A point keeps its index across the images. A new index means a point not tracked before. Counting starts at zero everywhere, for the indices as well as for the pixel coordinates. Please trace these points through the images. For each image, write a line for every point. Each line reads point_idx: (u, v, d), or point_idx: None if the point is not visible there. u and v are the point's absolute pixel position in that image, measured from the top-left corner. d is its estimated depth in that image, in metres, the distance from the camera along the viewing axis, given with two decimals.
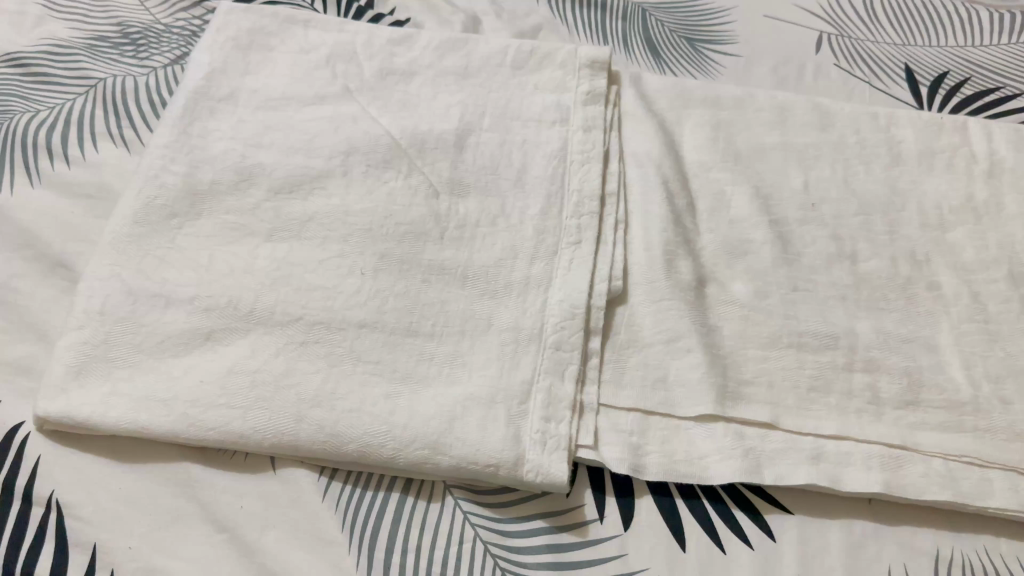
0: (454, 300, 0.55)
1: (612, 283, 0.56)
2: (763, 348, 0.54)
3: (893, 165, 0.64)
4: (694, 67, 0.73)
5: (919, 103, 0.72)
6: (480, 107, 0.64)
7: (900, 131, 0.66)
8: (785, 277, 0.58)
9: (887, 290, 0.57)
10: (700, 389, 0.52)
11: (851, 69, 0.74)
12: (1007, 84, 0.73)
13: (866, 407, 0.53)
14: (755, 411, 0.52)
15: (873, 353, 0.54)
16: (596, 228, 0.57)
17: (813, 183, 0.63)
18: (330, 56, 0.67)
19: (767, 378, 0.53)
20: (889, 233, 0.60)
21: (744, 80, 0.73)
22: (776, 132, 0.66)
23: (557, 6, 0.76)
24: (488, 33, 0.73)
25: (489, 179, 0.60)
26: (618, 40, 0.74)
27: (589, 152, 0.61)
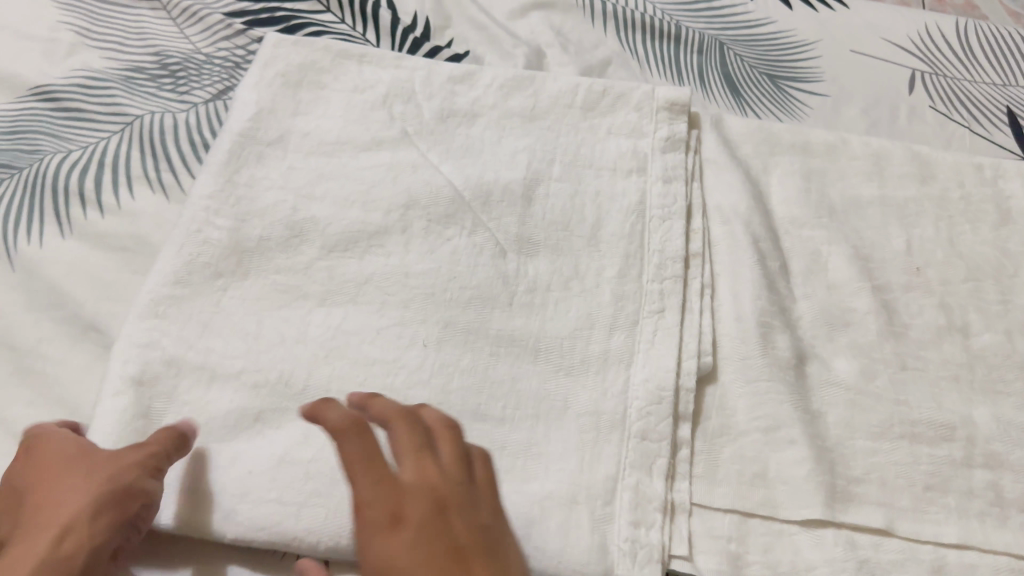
0: (525, 377, 0.49)
1: (701, 359, 0.49)
2: (873, 439, 0.47)
3: (1001, 224, 0.56)
4: (778, 109, 0.67)
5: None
6: (548, 154, 0.58)
7: (1007, 183, 0.57)
8: (891, 354, 0.50)
9: (1005, 369, 0.50)
10: (807, 488, 0.45)
11: (948, 112, 0.66)
12: None
13: (989, 509, 0.45)
14: (868, 515, 0.45)
15: (994, 446, 0.47)
16: (680, 293, 0.51)
17: (916, 245, 0.54)
18: (387, 95, 0.60)
19: (880, 475, 0.46)
20: (1002, 301, 0.52)
21: (834, 124, 0.66)
22: (874, 184, 0.57)
23: (628, 39, 0.70)
24: (555, 70, 0.67)
25: (559, 237, 0.54)
26: (694, 77, 0.68)
27: (670, 206, 0.55)
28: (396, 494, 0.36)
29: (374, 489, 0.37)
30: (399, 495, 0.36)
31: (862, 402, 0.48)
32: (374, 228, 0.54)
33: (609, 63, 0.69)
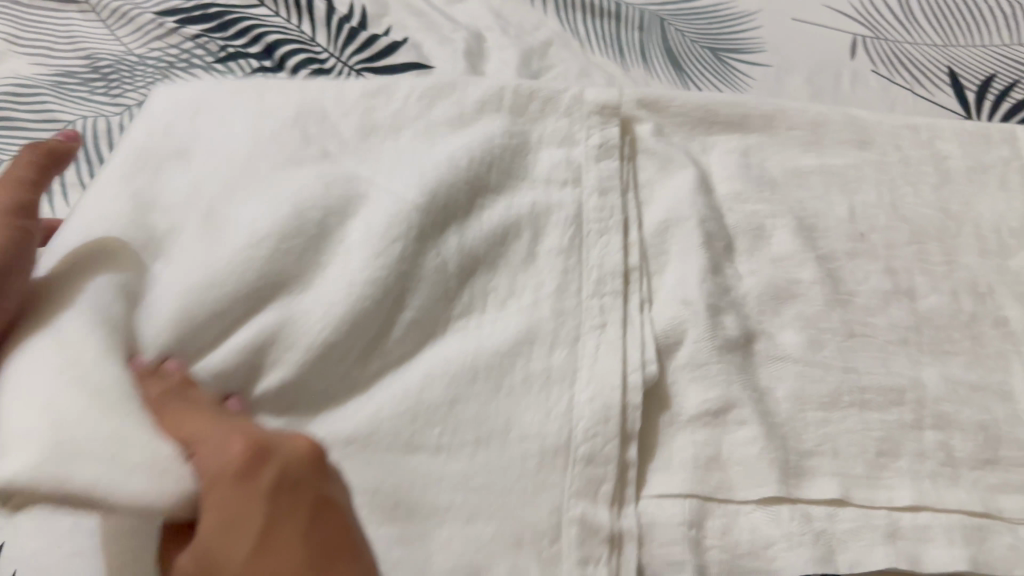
0: (465, 405, 0.39)
1: (646, 371, 0.41)
2: (824, 410, 0.41)
3: (939, 186, 0.50)
4: (720, 81, 0.66)
5: (966, 113, 0.63)
6: (491, 156, 0.46)
7: (945, 144, 0.51)
8: (839, 321, 0.44)
9: (952, 329, 0.45)
10: (760, 468, 0.39)
11: (889, 75, 0.65)
12: None
13: (941, 470, 0.40)
14: (822, 484, 0.39)
15: (943, 408, 0.42)
16: (623, 310, 0.42)
17: (859, 211, 0.49)
18: (298, 114, 0.47)
19: (832, 445, 0.41)
20: (947, 262, 0.47)
21: (777, 93, 0.65)
22: (812, 154, 0.51)
23: (568, 18, 0.69)
24: (493, 57, 0.65)
25: (498, 253, 0.44)
26: (635, 53, 0.67)
27: (608, 220, 0.45)
28: (251, 454, 0.36)
29: (166, 476, 0.35)
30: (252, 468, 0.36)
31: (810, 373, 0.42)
32: (305, 229, 0.42)
33: (551, 44, 0.67)
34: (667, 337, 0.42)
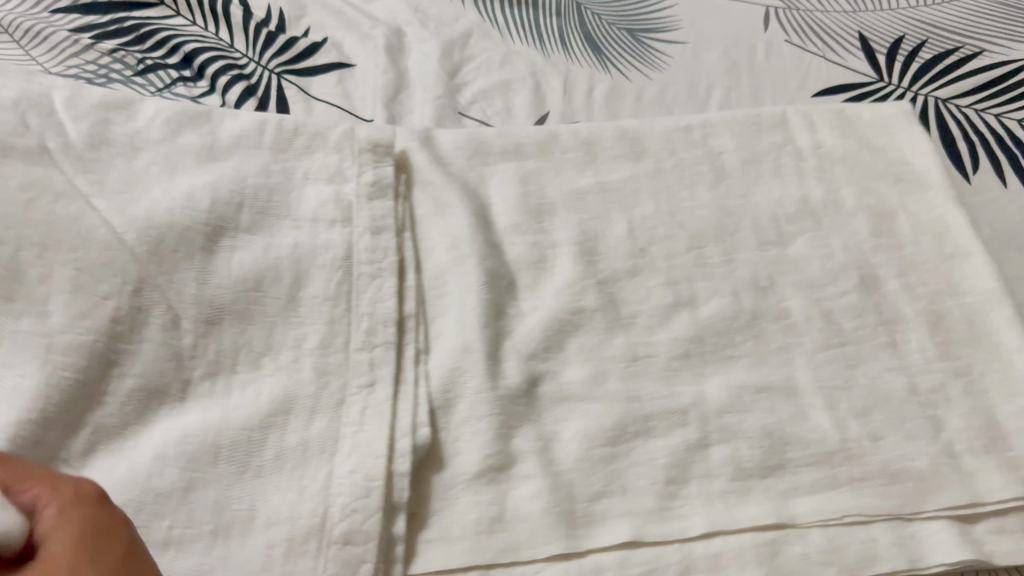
0: (200, 493, 0.37)
1: (419, 434, 0.40)
2: (611, 447, 0.41)
3: (716, 182, 0.52)
4: (639, 63, 0.61)
5: (879, 74, 0.60)
6: (241, 195, 0.46)
7: (717, 140, 0.53)
8: (622, 347, 0.45)
9: (735, 333, 0.46)
10: (546, 523, 0.39)
11: (803, 44, 0.62)
12: (965, 43, 0.62)
13: (730, 488, 0.41)
14: (612, 529, 0.39)
15: (726, 419, 0.43)
16: (395, 363, 0.42)
17: (637, 226, 0.50)
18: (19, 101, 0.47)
19: (620, 483, 0.40)
20: (725, 260, 0.49)
21: (695, 75, 0.60)
22: (589, 174, 0.52)
23: (481, 6, 0.63)
24: (413, 49, 0.60)
25: (248, 301, 0.43)
26: (553, 42, 0.61)
27: (379, 262, 0.45)
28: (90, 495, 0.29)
29: None
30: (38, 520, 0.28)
31: (595, 408, 0.42)
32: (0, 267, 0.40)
33: None
34: (444, 393, 0.42)
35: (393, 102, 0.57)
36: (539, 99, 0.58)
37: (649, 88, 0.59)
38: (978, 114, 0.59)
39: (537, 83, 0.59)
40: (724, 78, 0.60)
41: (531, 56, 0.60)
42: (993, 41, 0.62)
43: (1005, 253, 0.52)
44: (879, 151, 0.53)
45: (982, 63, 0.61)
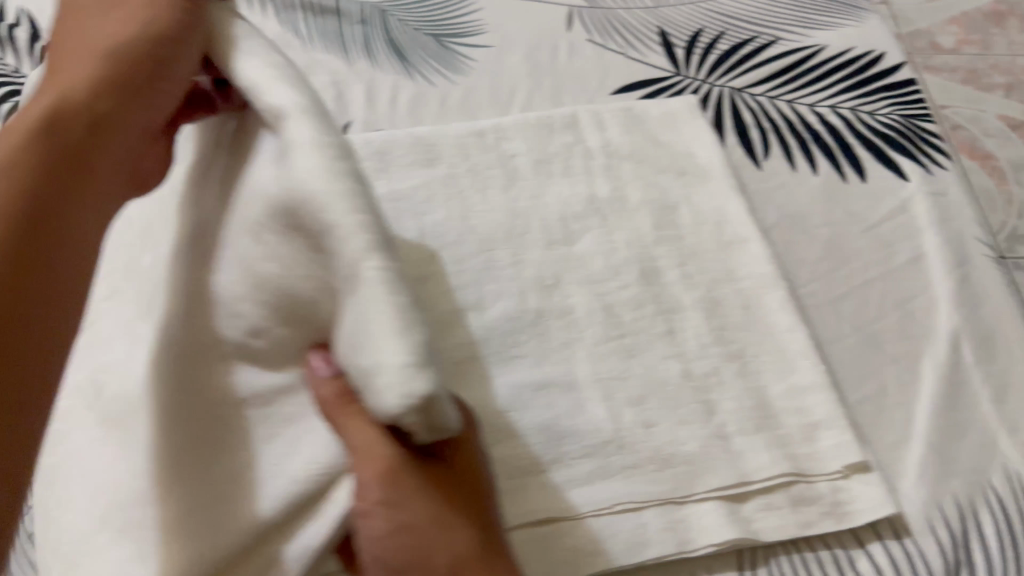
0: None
1: None
2: None
3: (510, 181, 0.53)
4: (443, 66, 0.61)
5: (678, 67, 0.62)
6: None
7: (511, 145, 0.56)
8: None
9: (519, 331, 0.47)
10: None
11: (604, 42, 0.63)
12: (760, 33, 0.65)
13: (508, 486, 0.42)
14: None
15: (506, 419, 0.44)
16: None
17: (429, 231, 0.50)
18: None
19: None
20: (514, 259, 0.50)
21: (499, 75, 0.61)
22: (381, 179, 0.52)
23: (281, 15, 0.62)
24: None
25: None
26: (356, 46, 0.61)
27: None
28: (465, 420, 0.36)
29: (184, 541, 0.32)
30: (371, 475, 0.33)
31: None
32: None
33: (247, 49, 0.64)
34: None
35: None
36: (342, 107, 0.58)
37: (453, 93, 0.59)
38: (770, 101, 0.61)
39: (339, 93, 0.58)
40: (525, 81, 0.61)
41: (334, 65, 0.60)
42: (783, 27, 0.65)
43: (787, 237, 0.55)
44: (667, 147, 0.57)
45: (775, 51, 0.63)
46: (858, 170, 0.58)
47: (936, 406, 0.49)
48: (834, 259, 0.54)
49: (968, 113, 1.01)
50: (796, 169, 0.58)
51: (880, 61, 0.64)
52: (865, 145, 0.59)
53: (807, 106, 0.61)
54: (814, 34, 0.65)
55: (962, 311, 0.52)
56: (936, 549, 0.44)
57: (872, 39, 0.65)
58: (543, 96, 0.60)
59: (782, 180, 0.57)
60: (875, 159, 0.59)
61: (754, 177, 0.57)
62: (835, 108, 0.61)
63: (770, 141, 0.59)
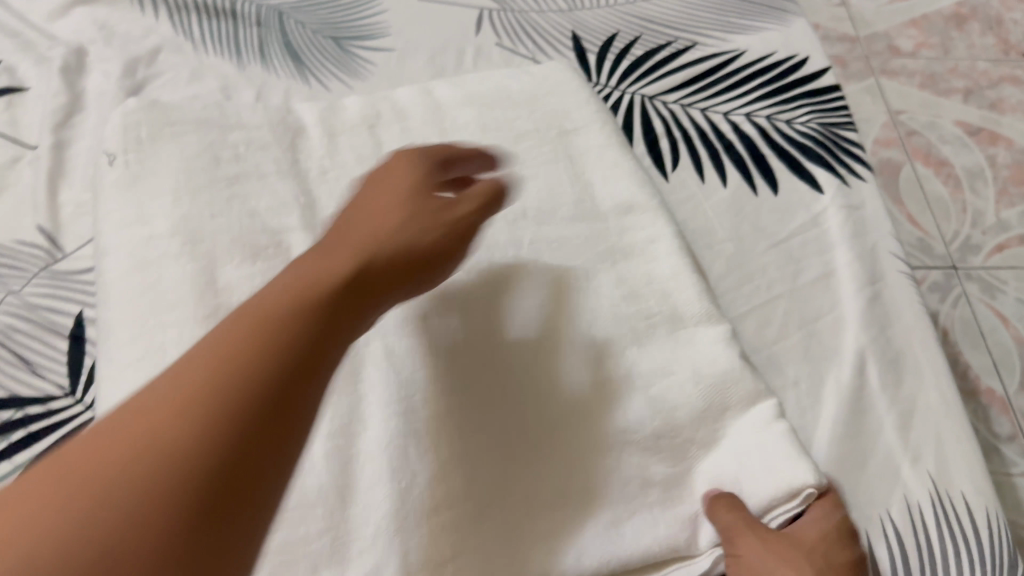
0: None
1: None
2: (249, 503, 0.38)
3: None
4: (341, 72, 0.58)
5: (589, 73, 0.59)
6: None
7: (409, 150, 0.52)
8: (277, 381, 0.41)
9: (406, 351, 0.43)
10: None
11: (514, 47, 0.61)
12: (678, 37, 0.62)
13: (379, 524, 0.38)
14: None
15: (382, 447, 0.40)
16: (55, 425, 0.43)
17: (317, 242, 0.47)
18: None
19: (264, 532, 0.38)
20: None
21: (400, 80, 0.58)
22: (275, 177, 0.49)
23: (175, 19, 0.60)
24: (94, 69, 0.56)
25: None
26: (250, 51, 0.59)
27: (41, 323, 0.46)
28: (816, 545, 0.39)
29: None
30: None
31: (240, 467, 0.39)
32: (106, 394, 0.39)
33: None
34: None
35: (62, 127, 0.53)
36: None
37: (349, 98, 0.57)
38: (684, 109, 0.58)
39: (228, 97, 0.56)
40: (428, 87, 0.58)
41: (225, 70, 0.57)
42: (703, 31, 0.63)
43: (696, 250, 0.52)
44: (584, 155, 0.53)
45: (692, 56, 0.61)
46: (772, 182, 0.55)
47: (836, 433, 0.46)
48: (739, 275, 0.51)
49: (923, 118, 0.98)
50: (706, 181, 0.54)
51: (801, 67, 0.61)
52: (780, 155, 0.56)
53: (721, 114, 0.58)
54: (734, 38, 0.63)
55: (869, 332, 0.50)
56: None
57: (794, 44, 0.63)
58: None
59: (689, 191, 0.54)
60: (789, 170, 0.56)
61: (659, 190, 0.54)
62: (751, 116, 0.58)
63: (680, 150, 0.56)
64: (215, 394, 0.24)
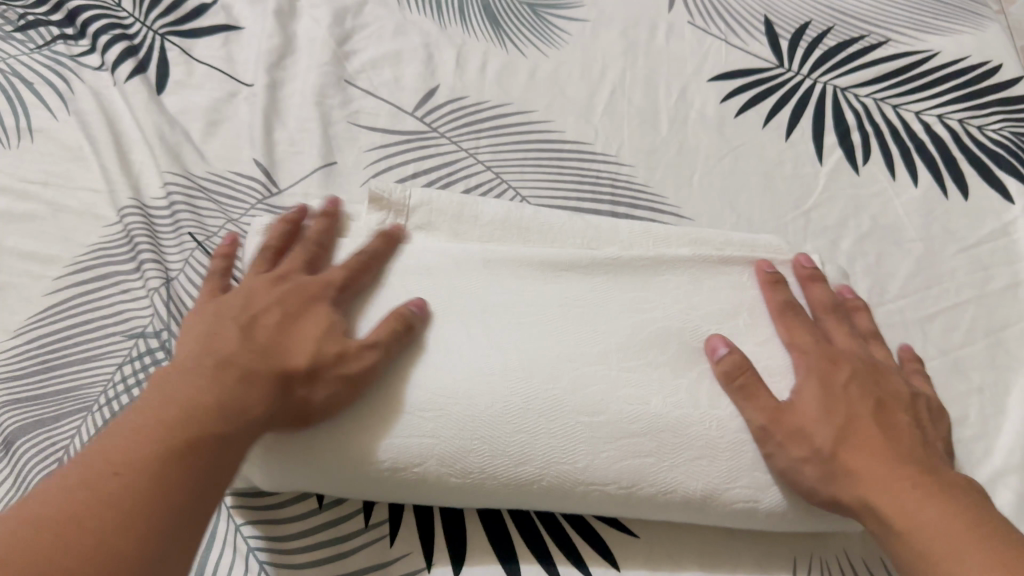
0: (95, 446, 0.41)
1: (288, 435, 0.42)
2: (479, 405, 0.38)
3: None
4: (538, 35, 0.60)
5: (781, 59, 0.60)
6: (171, 188, 0.50)
7: None
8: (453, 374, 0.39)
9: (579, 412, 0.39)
10: (492, 406, 0.38)
11: (705, 26, 0.62)
12: (872, 32, 0.63)
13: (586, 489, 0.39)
14: (493, 393, 0.38)
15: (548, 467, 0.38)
16: None
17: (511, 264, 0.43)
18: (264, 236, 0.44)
19: (468, 403, 0.38)
20: (598, 292, 0.43)
21: (594, 49, 0.60)
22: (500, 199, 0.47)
23: None
24: (304, 15, 0.59)
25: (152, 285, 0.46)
26: (452, 7, 0.61)
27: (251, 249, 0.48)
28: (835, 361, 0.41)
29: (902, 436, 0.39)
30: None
31: (459, 401, 0.38)
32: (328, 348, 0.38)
33: None
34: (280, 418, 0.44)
35: (276, 67, 0.56)
36: (431, 69, 0.57)
37: (544, 66, 0.58)
38: (877, 103, 0.58)
39: (430, 53, 0.58)
40: (619, 60, 0.59)
41: (426, 28, 0.59)
42: (896, 28, 0.63)
43: (884, 245, 0.52)
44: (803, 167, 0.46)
45: (883, 52, 0.61)
46: (961, 187, 0.55)
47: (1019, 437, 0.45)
48: (926, 276, 0.51)
49: None
50: (896, 178, 0.55)
51: (997, 72, 0.60)
52: (972, 162, 0.56)
53: (913, 112, 0.58)
54: (927, 38, 0.63)
55: None
56: None
57: (990, 48, 0.62)
58: (636, 80, 0.58)
59: (880, 186, 0.55)
60: (980, 178, 0.55)
61: (850, 183, 0.54)
62: (944, 118, 0.58)
63: (872, 145, 0.56)
64: (107, 502, 0.29)
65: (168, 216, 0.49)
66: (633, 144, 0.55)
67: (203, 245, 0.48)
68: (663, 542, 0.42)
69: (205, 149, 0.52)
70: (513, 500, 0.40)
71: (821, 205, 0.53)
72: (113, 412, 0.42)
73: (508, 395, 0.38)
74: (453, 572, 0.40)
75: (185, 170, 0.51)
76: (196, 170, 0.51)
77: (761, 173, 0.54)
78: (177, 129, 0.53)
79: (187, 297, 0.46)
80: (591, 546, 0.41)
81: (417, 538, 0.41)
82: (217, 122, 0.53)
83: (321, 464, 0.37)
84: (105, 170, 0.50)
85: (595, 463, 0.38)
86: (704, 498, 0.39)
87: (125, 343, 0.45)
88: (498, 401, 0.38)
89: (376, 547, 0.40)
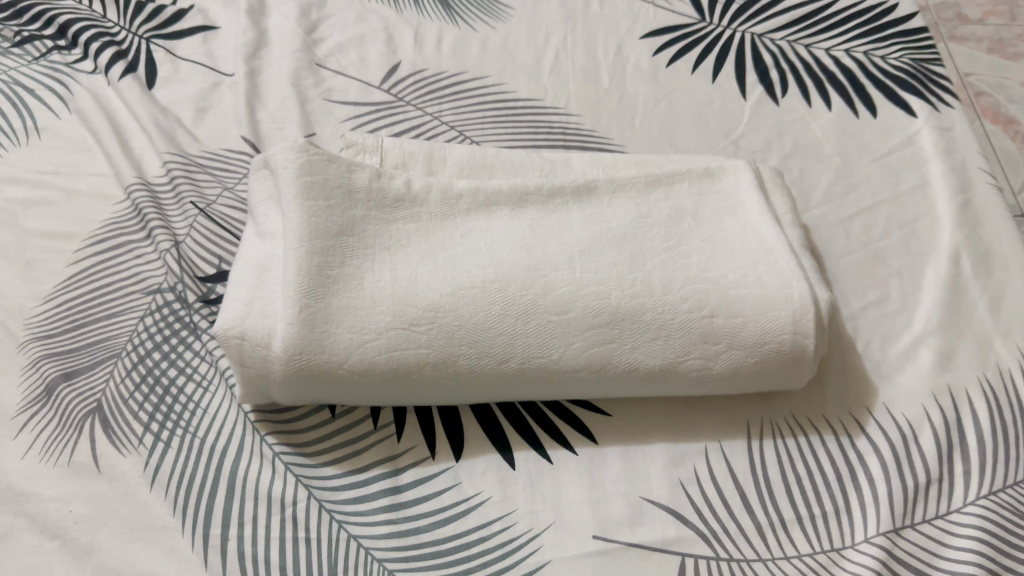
0: (129, 384, 0.47)
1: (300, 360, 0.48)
2: (466, 310, 0.44)
3: None
4: (484, 11, 0.67)
5: (702, 15, 0.68)
6: (171, 167, 0.56)
7: None
8: (439, 280, 0.45)
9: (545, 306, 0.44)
10: (476, 312, 0.44)
11: None
12: None
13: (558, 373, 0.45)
14: (475, 298, 0.44)
15: (525, 358, 0.44)
16: None
17: (480, 192, 0.49)
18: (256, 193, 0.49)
19: (455, 310, 0.44)
20: (559, 211, 0.50)
21: (535, 19, 0.67)
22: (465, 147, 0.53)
23: None
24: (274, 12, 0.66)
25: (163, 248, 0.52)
26: None
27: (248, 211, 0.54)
28: None
29: None
30: (825, 392, 0.49)
31: (445, 309, 0.43)
32: (329, 275, 0.44)
33: None
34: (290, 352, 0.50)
35: (253, 58, 0.62)
36: (392, 48, 0.64)
37: (492, 37, 0.65)
38: (790, 45, 0.66)
39: (390, 35, 0.64)
40: (559, 27, 0.66)
41: (384, 14, 0.66)
42: None
43: (806, 162, 0.59)
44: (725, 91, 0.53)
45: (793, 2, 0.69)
46: (869, 108, 0.62)
47: (935, 306, 0.52)
48: (844, 184, 0.58)
49: None
50: (812, 105, 0.62)
51: (893, 10, 0.68)
52: (877, 86, 0.63)
53: (822, 50, 0.65)
54: None
55: (963, 230, 0.55)
56: (931, 435, 0.47)
57: None
58: (576, 43, 0.65)
59: (798, 113, 0.62)
60: (886, 99, 0.63)
61: (772, 113, 0.62)
62: (850, 52, 0.65)
63: (789, 80, 0.63)
64: None
65: (170, 189, 0.55)
66: (579, 96, 0.62)
67: (204, 211, 0.54)
68: (636, 420, 0.48)
69: (196, 132, 0.58)
70: (505, 391, 0.46)
71: (749, 133, 0.60)
72: (140, 355, 0.48)
73: (489, 300, 0.44)
74: (454, 457, 0.46)
75: (181, 150, 0.57)
76: (191, 150, 0.57)
77: (693, 110, 0.61)
78: (170, 118, 0.59)
79: (195, 256, 0.52)
80: (574, 429, 0.47)
81: (420, 433, 0.47)
82: (205, 108, 0.60)
83: (335, 380, 0.43)
84: (109, 156, 0.56)
85: (567, 352, 0.44)
86: (664, 370, 0.45)
87: (145, 298, 0.50)
88: (482, 304, 0.44)
89: (384, 444, 0.46)
